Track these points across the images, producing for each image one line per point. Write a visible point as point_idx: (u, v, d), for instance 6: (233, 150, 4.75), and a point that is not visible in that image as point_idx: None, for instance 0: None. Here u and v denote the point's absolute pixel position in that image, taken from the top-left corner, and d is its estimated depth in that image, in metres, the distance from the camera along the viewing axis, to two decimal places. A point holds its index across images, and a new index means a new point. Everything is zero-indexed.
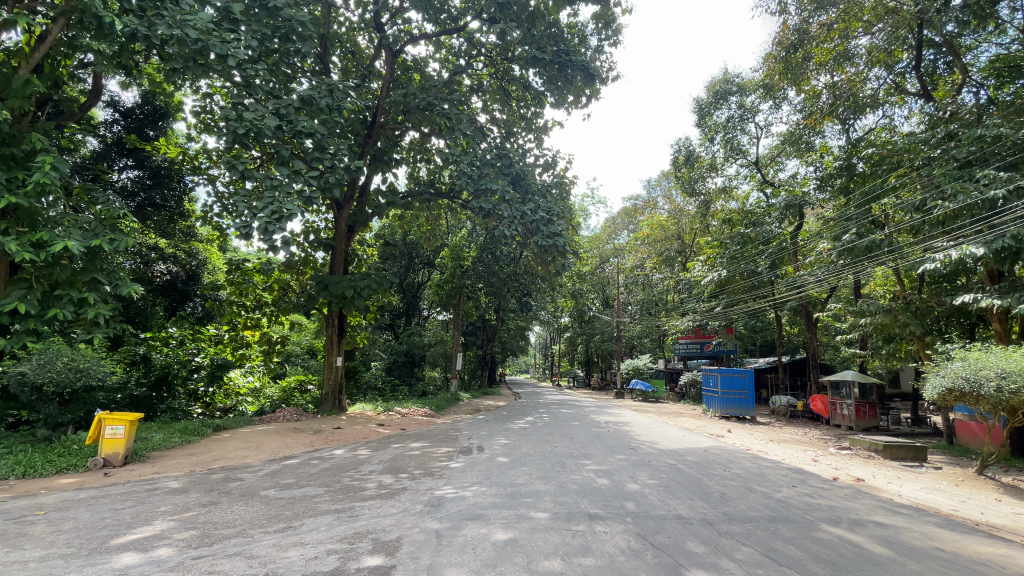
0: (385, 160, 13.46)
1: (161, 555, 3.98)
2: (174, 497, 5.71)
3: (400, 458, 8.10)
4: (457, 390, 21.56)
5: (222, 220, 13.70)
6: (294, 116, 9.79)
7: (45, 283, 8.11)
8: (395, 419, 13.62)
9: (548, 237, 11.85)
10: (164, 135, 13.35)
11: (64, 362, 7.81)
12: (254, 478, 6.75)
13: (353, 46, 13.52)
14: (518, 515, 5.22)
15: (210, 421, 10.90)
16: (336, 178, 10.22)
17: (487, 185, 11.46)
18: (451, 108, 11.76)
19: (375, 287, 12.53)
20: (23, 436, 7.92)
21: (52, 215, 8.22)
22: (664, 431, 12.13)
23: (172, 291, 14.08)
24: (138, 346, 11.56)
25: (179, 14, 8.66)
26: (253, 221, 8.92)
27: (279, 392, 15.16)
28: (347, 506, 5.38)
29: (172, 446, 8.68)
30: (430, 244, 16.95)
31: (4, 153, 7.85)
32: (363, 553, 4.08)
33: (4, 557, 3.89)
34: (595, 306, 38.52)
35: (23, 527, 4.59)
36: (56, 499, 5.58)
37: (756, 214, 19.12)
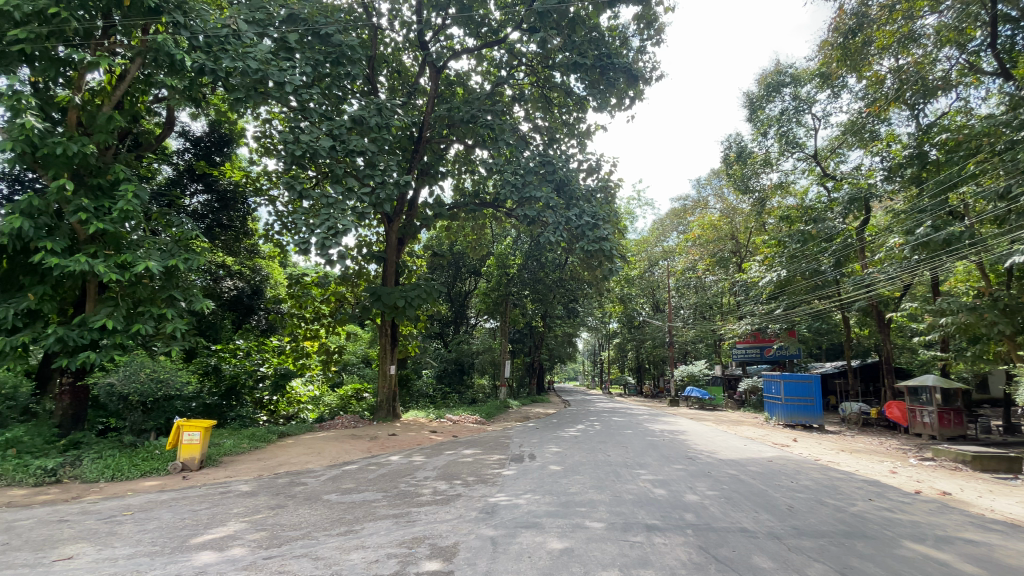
0: (431, 173, 13.78)
1: (236, 554, 4.22)
2: (245, 500, 6.04)
3: (454, 464, 8.20)
4: (507, 397, 21.58)
5: (282, 237, 14.50)
6: (346, 137, 10.32)
7: (129, 301, 8.86)
8: (447, 426, 13.84)
9: (594, 242, 11.76)
10: (229, 160, 14.36)
11: (147, 372, 8.47)
12: (317, 483, 7.04)
13: (398, 65, 14.01)
14: (573, 524, 5.14)
15: (275, 428, 11.47)
16: (387, 195, 10.52)
17: (531, 193, 11.48)
18: (494, 119, 11.98)
19: (425, 297, 12.84)
20: (113, 442, 8.61)
21: (134, 238, 9.00)
22: (723, 441, 11.62)
23: (238, 306, 14.85)
24: (210, 357, 12.41)
25: (240, 48, 9.49)
26: (311, 237, 9.40)
27: (337, 400, 15.88)
28: (404, 511, 5.49)
29: (241, 451, 9.20)
30: (476, 253, 17.13)
31: (92, 184, 8.69)
32: (421, 558, 4.15)
33: (99, 553, 4.25)
34: (645, 311, 37.68)
35: (114, 527, 4.99)
36: (141, 501, 6.04)
37: (817, 210, 18.07)
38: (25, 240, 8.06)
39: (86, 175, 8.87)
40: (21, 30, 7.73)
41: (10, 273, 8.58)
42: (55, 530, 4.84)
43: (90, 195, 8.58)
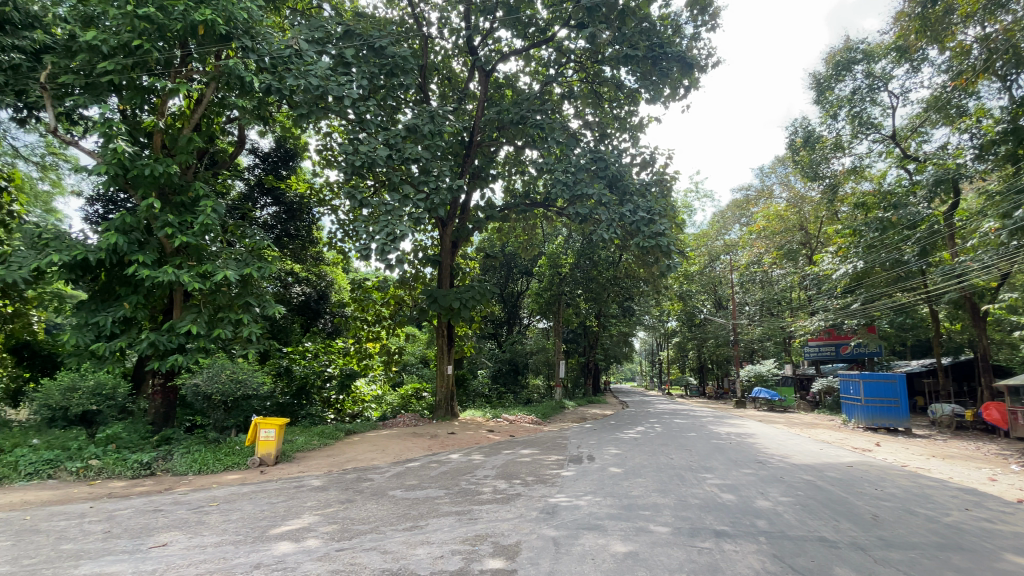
0: (482, 176, 13.92)
1: (311, 545, 4.45)
2: (316, 494, 6.35)
3: (512, 464, 8.23)
4: (562, 398, 21.38)
5: (344, 244, 15.21)
6: (402, 145, 10.66)
7: (210, 308, 9.57)
8: (504, 426, 13.90)
9: (650, 237, 11.42)
10: (294, 173, 15.21)
11: (227, 374, 9.09)
12: (382, 479, 7.29)
13: (448, 72, 14.28)
14: (636, 527, 5.02)
15: (342, 426, 12.02)
16: (441, 200, 10.65)
17: (583, 190, 11.34)
18: (544, 119, 11.96)
19: (479, 298, 13.01)
20: (199, 438, 9.32)
21: (214, 250, 9.75)
22: (796, 445, 10.93)
23: (306, 310, 15.67)
24: (281, 359, 13.22)
25: (303, 66, 10.01)
26: (371, 243, 9.79)
27: (399, 399, 16.49)
28: (466, 509, 5.58)
29: (312, 448, 9.73)
30: (528, 253, 17.14)
31: (176, 201, 9.50)
32: (484, 556, 4.19)
33: (191, 541, 4.62)
34: (706, 308, 36.22)
35: (202, 517, 5.40)
36: (225, 493, 6.51)
37: (897, 195, 16.65)
38: (121, 254, 8.92)
39: (170, 193, 9.68)
40: (110, 62, 8.58)
41: (109, 284, 9.48)
42: (151, 519, 5.31)
43: (175, 211, 9.37)
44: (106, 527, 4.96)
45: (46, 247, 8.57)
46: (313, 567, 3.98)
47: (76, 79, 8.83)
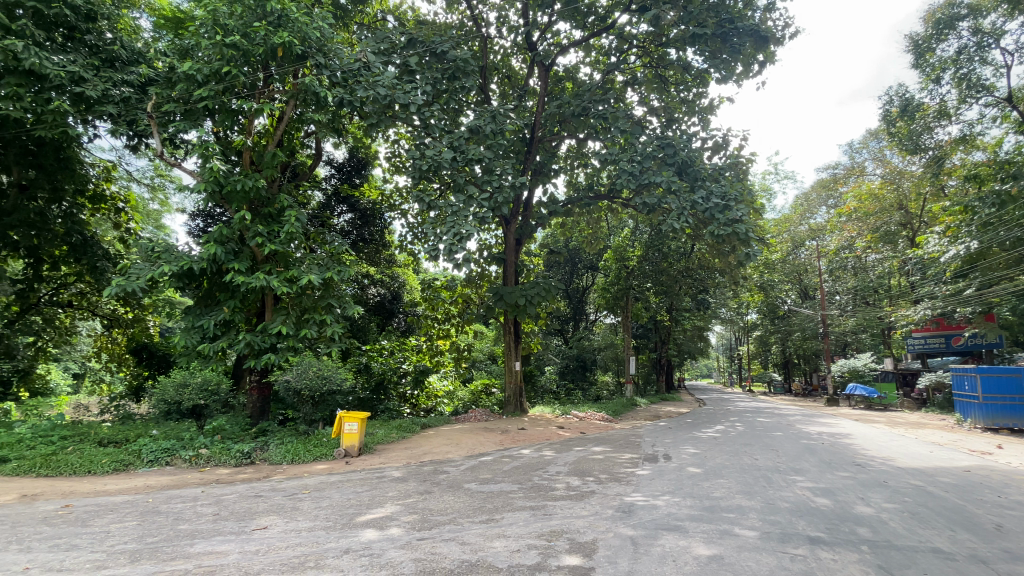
0: (545, 172, 13.84)
1: (394, 534, 4.66)
2: (397, 485, 6.65)
3: (585, 461, 8.14)
4: (634, 395, 20.82)
5: (414, 246, 15.81)
6: (465, 147, 10.83)
7: (297, 310, 10.32)
8: (575, 423, 13.80)
9: (725, 225, 10.79)
10: (366, 181, 15.99)
11: (314, 371, 9.66)
12: (457, 472, 7.49)
13: (508, 70, 14.32)
14: (720, 530, 4.78)
15: (417, 420, 12.51)
16: (504, 198, 10.70)
17: (650, 179, 10.94)
18: (606, 109, 11.68)
19: (544, 294, 13.00)
20: (291, 430, 10.08)
21: (298, 256, 10.47)
22: (900, 446, 9.91)
23: (382, 310, 16.42)
24: (361, 357, 13.96)
25: (371, 78, 10.50)
26: (439, 244, 10.08)
27: (469, 394, 17.01)
28: (540, 504, 5.59)
29: (391, 440, 10.20)
30: (593, 247, 16.83)
31: (265, 212, 10.29)
32: (561, 551, 4.17)
33: (287, 525, 5.00)
34: (789, 298, 33.74)
35: (296, 503, 5.83)
36: (315, 482, 7.00)
37: (1018, 163, 14.58)
38: (220, 263, 9.82)
39: (259, 206, 10.52)
40: (203, 89, 9.45)
41: (210, 290, 10.46)
42: (253, 504, 5.82)
43: (263, 222, 10.18)
44: (214, 510, 5.50)
45: (158, 259, 9.62)
46: (397, 554, 4.17)
47: (176, 107, 9.86)
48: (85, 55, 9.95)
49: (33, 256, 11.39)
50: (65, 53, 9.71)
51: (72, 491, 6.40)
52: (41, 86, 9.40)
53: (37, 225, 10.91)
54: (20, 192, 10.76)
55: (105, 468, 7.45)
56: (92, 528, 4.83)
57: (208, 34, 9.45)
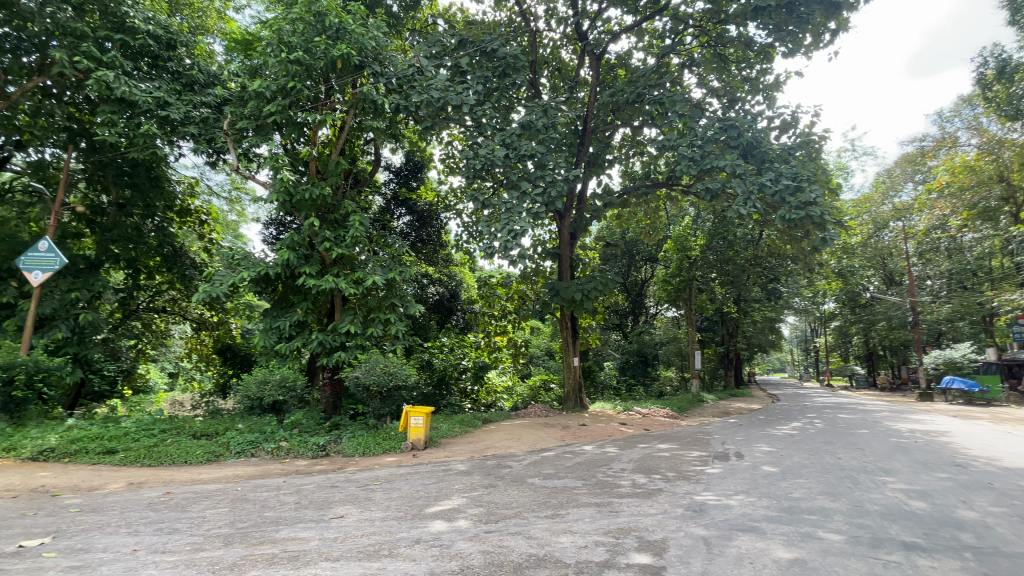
0: (599, 163, 13.57)
1: (462, 526, 4.76)
2: (462, 478, 6.79)
3: (650, 458, 7.93)
4: (700, 391, 19.99)
5: (470, 245, 16.06)
6: (517, 143, 10.83)
7: (363, 310, 10.84)
8: (638, 419, 13.49)
9: (797, 208, 10.11)
10: (423, 184, 16.39)
11: (381, 367, 9.97)
12: (520, 467, 7.54)
13: (558, 63, 14.15)
14: (801, 533, 4.49)
15: (479, 415, 12.72)
16: (558, 191, 10.55)
17: (713, 163, 10.41)
18: (663, 93, 11.26)
19: (601, 288, 12.78)
20: (362, 424, 10.57)
21: (363, 258, 10.94)
22: (1008, 445, 8.89)
23: (441, 308, 16.74)
24: (423, 353, 14.36)
25: (425, 82, 10.74)
26: (495, 241, 10.15)
27: (528, 390, 17.06)
28: (606, 501, 5.50)
29: (454, 434, 10.45)
30: (652, 238, 16.29)
31: (331, 218, 10.84)
32: (630, 550, 4.09)
33: (361, 514, 5.24)
34: (872, 285, 31.11)
35: (368, 494, 6.11)
36: (385, 474, 7.29)
37: None
38: (292, 267, 10.45)
39: (326, 212, 11.06)
40: (272, 104, 10.07)
41: (285, 294, 11.16)
42: (329, 494, 6.15)
43: (331, 227, 10.73)
44: (295, 499, 5.87)
45: (238, 266, 10.33)
46: (466, 546, 4.25)
47: (249, 123, 10.56)
48: (168, 81, 10.92)
49: (132, 267, 12.46)
50: (151, 80, 10.69)
51: (172, 479, 7.05)
52: (131, 112, 10.37)
53: (134, 239, 12.15)
54: (118, 210, 12.00)
55: (199, 459, 8.14)
56: (190, 514, 5.30)
57: (274, 52, 10.06)
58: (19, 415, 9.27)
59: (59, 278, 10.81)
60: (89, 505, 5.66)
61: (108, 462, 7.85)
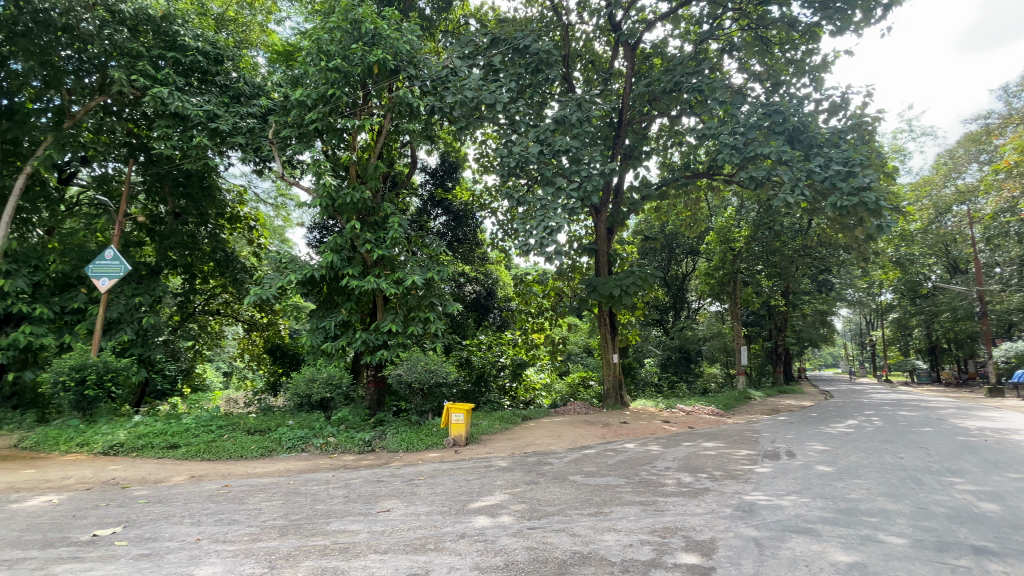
0: (635, 156, 13.31)
1: (505, 521, 4.79)
2: (504, 474, 6.83)
3: (695, 457, 7.73)
4: (746, 387, 19.31)
5: (505, 243, 16.11)
6: (551, 139, 10.76)
7: (404, 309, 11.09)
8: (681, 416, 13.19)
9: (849, 194, 9.59)
10: (458, 183, 16.58)
11: (422, 365, 10.09)
12: (562, 464, 7.50)
13: (592, 56, 13.97)
14: (861, 535, 4.27)
15: (518, 412, 12.74)
16: (594, 186, 10.41)
17: (756, 151, 10.02)
18: (701, 81, 10.91)
19: (640, 283, 12.55)
20: (405, 421, 10.78)
21: (402, 258, 11.17)
22: None
23: (478, 306, 16.88)
24: (462, 351, 14.51)
25: (458, 82, 10.83)
26: (530, 238, 10.12)
27: (567, 387, 17.00)
28: (651, 500, 5.40)
29: (495, 431, 10.53)
30: (692, 231, 15.85)
31: (371, 220, 11.11)
32: (677, 549, 4.00)
33: (407, 508, 5.36)
34: (934, 273, 29.19)
35: (413, 488, 6.24)
36: (428, 469, 7.43)
37: None
38: (336, 269, 10.80)
39: (366, 215, 11.34)
40: (313, 112, 10.40)
41: (330, 295, 11.54)
42: (376, 488, 6.33)
43: (371, 229, 11.01)
44: (343, 492, 6.07)
45: (286, 269, 10.76)
46: (510, 541, 4.28)
47: (292, 131, 10.96)
48: (217, 94, 11.49)
49: (189, 272, 13.20)
50: (201, 94, 11.25)
51: (229, 472, 7.43)
52: (184, 126, 10.95)
53: (190, 246, 12.86)
54: (175, 219, 12.75)
55: (253, 453, 8.54)
56: (247, 505, 5.57)
57: (314, 61, 10.42)
58: (91, 412, 10.00)
59: (123, 285, 11.53)
60: (156, 497, 6.04)
61: (171, 456, 8.35)
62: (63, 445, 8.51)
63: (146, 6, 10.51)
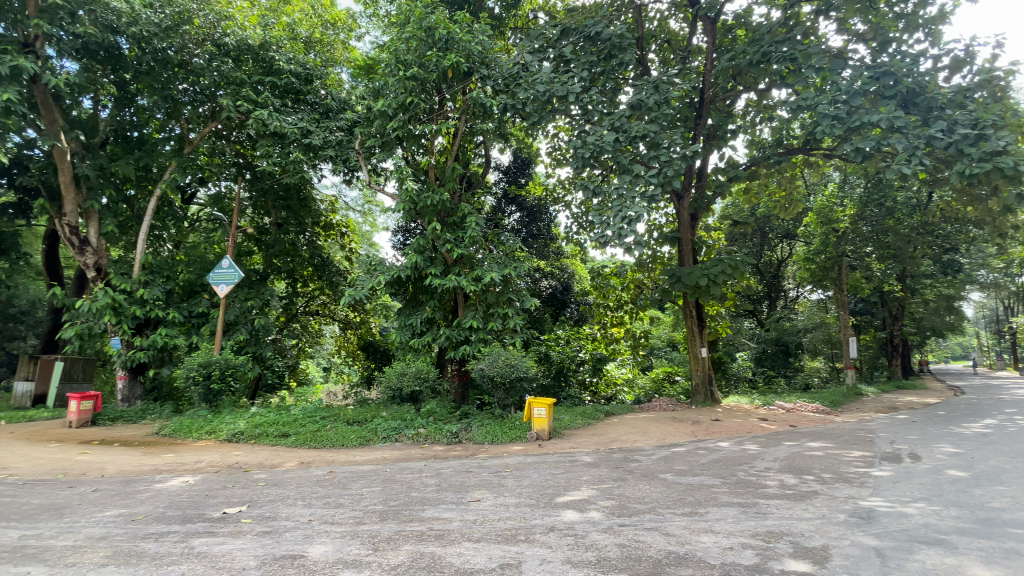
0: (720, 136, 12.50)
1: (594, 517, 4.73)
2: (590, 470, 6.75)
3: (799, 457, 7.14)
4: (856, 383, 17.46)
5: (581, 236, 15.87)
6: (627, 125, 10.39)
7: (483, 306, 11.38)
8: (781, 414, 12.23)
9: (981, 161, 8.37)
10: (531, 179, 16.66)
11: (503, 360, 10.27)
12: (650, 461, 7.27)
13: (667, 35, 13.33)
14: (1009, 550, 3.70)
15: (601, 408, 12.54)
16: (675, 171, 9.89)
17: (863, 119, 9.00)
18: (793, 48, 9.97)
19: (730, 271, 11.80)
20: (488, 414, 11.00)
21: (480, 256, 11.42)
22: None
23: (555, 301, 16.78)
24: (541, 346, 14.58)
25: (529, 78, 10.79)
26: (608, 230, 9.88)
27: (651, 382, 16.49)
28: (751, 501, 5.07)
29: (577, 426, 10.44)
30: (787, 213, 14.62)
31: (450, 220, 11.49)
32: (784, 555, 3.72)
33: (496, 499, 5.48)
34: None
35: (500, 480, 6.37)
36: (514, 462, 7.53)
37: None
38: (420, 269, 11.28)
39: (445, 216, 11.73)
40: (394, 120, 10.95)
41: (415, 294, 12.09)
42: (464, 479, 6.53)
43: (450, 229, 11.38)
44: (436, 481, 6.34)
45: (375, 271, 11.40)
46: (600, 538, 4.22)
47: (375, 141, 11.57)
48: (309, 111, 12.46)
49: (291, 277, 14.49)
50: (295, 112, 12.28)
51: (333, 460, 8.05)
52: (282, 144, 11.95)
53: (291, 253, 14.18)
54: (278, 229, 14.05)
55: (353, 442, 9.18)
56: (350, 491, 6.00)
57: (393, 72, 11.00)
58: (216, 404, 11.25)
59: (238, 290, 13.00)
60: (272, 480, 6.69)
61: (282, 444, 9.21)
62: (196, 433, 9.71)
63: (247, 37, 11.73)
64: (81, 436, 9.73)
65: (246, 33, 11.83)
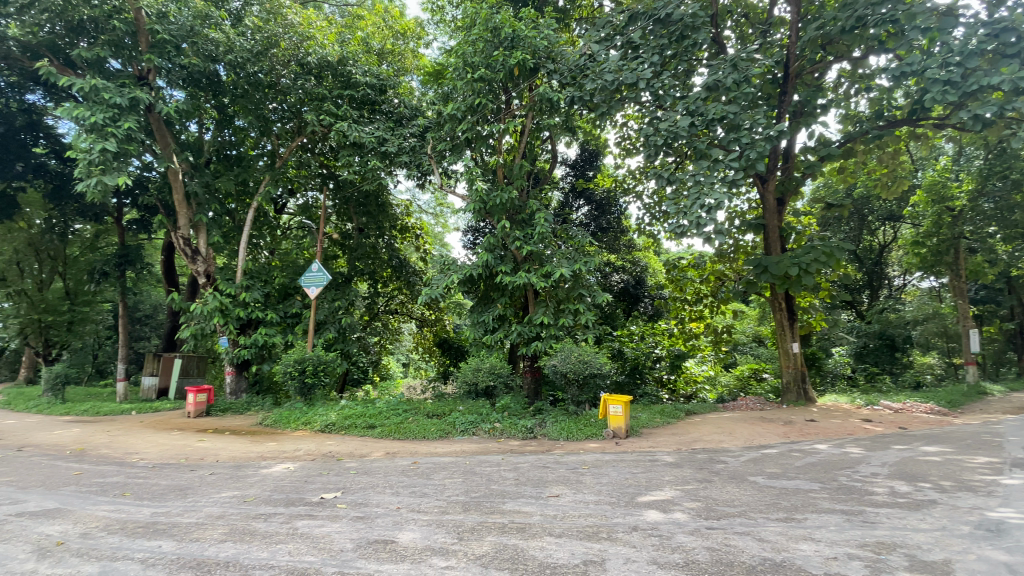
0: (809, 112, 11.49)
1: (679, 518, 4.57)
2: (672, 470, 6.52)
3: (912, 463, 6.44)
4: (979, 381, 15.44)
5: (653, 228, 15.33)
6: (704, 108, 9.84)
7: (554, 302, 11.37)
8: (888, 415, 11.08)
9: None
10: (599, 172, 16.35)
11: (576, 356, 10.18)
12: (737, 463, 6.88)
13: (745, 8, 12.48)
14: None
15: (681, 406, 12.06)
16: (758, 153, 9.28)
17: (982, 82, 7.92)
18: (893, 8, 8.97)
19: (824, 259, 10.89)
20: (563, 410, 10.96)
21: (549, 252, 11.38)
22: None
23: (627, 295, 16.17)
24: (615, 342, 14.31)
25: (597, 68, 10.56)
26: (684, 220, 9.46)
27: (735, 380, 15.66)
28: (856, 509, 4.65)
29: (656, 425, 10.12)
30: (890, 191, 13.21)
31: (519, 217, 11.57)
32: (897, 568, 3.38)
33: (575, 496, 5.45)
34: None
35: (579, 477, 6.34)
36: (591, 459, 7.45)
37: None
38: (491, 268, 11.47)
39: (514, 214, 11.84)
40: (463, 123, 11.23)
41: (487, 291, 12.30)
42: (542, 474, 6.56)
43: (520, 227, 11.46)
44: (515, 476, 6.43)
45: (449, 270, 11.71)
46: (687, 540, 4.07)
47: (446, 145, 11.90)
48: (383, 120, 13.04)
49: (372, 278, 15.32)
50: (371, 122, 12.95)
51: (415, 451, 8.41)
52: (361, 153, 12.62)
53: (372, 255, 15.02)
54: (359, 233, 14.89)
55: (433, 435, 9.55)
56: (434, 481, 6.25)
57: (461, 74, 11.31)
58: (311, 397, 12.19)
59: (326, 292, 13.97)
60: (362, 469, 7.12)
61: (370, 435, 9.78)
62: (293, 424, 10.57)
63: (326, 54, 12.51)
64: (198, 425, 10.93)
65: (325, 51, 12.61)
